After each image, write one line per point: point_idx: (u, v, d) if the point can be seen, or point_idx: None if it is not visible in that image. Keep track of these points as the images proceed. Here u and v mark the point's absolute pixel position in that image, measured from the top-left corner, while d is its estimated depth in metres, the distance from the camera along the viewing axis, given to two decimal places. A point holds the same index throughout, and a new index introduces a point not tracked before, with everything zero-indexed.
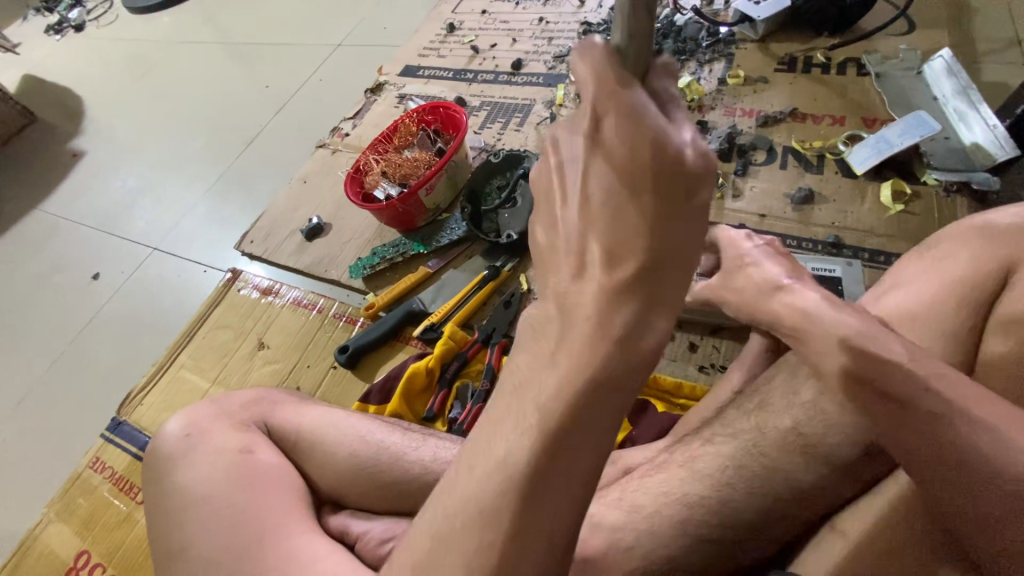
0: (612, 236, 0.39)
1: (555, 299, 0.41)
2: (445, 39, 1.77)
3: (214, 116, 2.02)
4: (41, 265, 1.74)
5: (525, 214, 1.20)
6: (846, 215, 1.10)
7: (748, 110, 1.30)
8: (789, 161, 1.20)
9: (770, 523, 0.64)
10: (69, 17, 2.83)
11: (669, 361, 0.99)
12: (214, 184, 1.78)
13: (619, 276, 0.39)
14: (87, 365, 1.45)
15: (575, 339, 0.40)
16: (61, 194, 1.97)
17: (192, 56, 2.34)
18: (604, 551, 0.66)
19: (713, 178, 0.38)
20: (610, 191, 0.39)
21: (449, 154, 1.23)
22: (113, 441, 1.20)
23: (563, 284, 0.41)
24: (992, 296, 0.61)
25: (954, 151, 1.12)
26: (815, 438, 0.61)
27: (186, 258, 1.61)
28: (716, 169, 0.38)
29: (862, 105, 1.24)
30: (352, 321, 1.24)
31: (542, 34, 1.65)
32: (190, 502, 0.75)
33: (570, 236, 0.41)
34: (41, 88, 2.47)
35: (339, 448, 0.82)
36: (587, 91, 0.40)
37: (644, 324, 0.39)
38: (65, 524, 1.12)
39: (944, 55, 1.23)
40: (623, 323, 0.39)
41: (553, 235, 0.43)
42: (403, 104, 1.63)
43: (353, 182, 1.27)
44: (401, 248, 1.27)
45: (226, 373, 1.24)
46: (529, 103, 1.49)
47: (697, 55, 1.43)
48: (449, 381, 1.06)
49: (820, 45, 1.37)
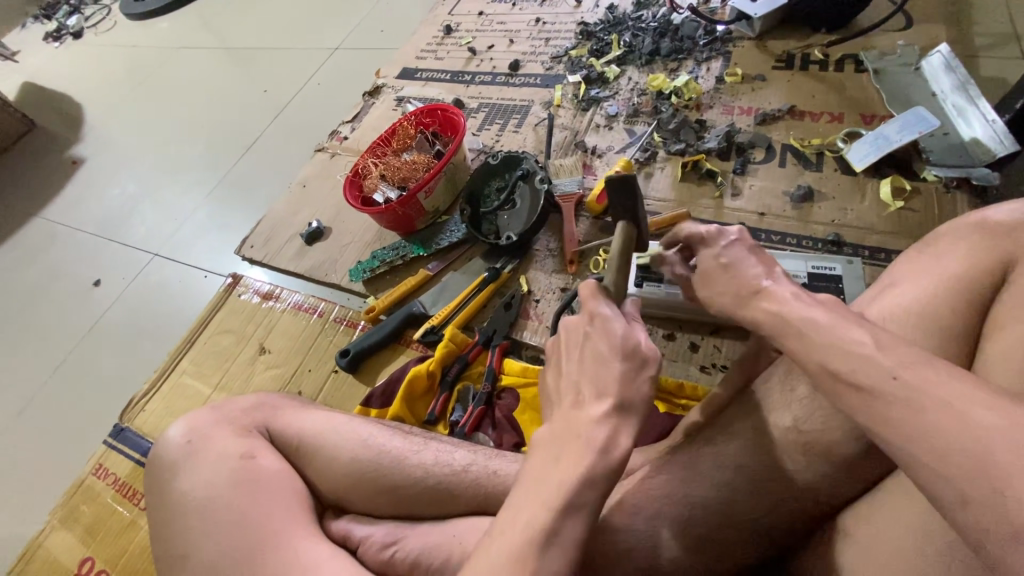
0: (594, 384, 0.55)
1: (554, 421, 0.55)
2: (442, 41, 1.77)
3: (213, 120, 2.02)
4: (42, 272, 1.75)
5: (524, 215, 1.20)
6: (846, 212, 1.10)
7: (746, 108, 1.30)
8: (787, 159, 1.20)
9: (773, 522, 0.63)
10: (68, 24, 2.84)
11: (670, 361, 0.99)
12: (213, 189, 1.79)
13: (601, 408, 0.53)
14: (89, 372, 1.45)
15: (569, 445, 0.52)
16: (61, 200, 1.97)
17: (190, 61, 2.34)
18: (607, 553, 0.66)
19: (657, 363, 0.56)
20: (592, 358, 0.57)
21: (447, 157, 1.23)
22: (116, 447, 1.20)
23: (561, 413, 0.55)
24: (992, 293, 0.61)
25: (953, 147, 1.11)
26: (816, 436, 0.61)
27: (186, 263, 1.61)
28: (660, 360, 0.56)
29: (860, 102, 1.24)
30: (352, 324, 1.24)
31: (539, 34, 1.65)
32: (193, 507, 0.75)
33: (567, 375, 0.58)
34: (40, 95, 2.47)
35: (341, 452, 0.82)
36: (585, 296, 0.62)
37: (617, 440, 0.52)
38: (69, 531, 1.12)
39: (942, 50, 1.22)
40: (603, 436, 0.52)
41: (555, 385, 0.60)
42: (401, 106, 1.63)
43: (352, 185, 1.27)
44: (401, 251, 1.27)
45: (228, 379, 1.24)
46: (527, 104, 1.49)
47: (694, 54, 1.43)
48: (450, 383, 1.06)
49: (817, 42, 1.36)
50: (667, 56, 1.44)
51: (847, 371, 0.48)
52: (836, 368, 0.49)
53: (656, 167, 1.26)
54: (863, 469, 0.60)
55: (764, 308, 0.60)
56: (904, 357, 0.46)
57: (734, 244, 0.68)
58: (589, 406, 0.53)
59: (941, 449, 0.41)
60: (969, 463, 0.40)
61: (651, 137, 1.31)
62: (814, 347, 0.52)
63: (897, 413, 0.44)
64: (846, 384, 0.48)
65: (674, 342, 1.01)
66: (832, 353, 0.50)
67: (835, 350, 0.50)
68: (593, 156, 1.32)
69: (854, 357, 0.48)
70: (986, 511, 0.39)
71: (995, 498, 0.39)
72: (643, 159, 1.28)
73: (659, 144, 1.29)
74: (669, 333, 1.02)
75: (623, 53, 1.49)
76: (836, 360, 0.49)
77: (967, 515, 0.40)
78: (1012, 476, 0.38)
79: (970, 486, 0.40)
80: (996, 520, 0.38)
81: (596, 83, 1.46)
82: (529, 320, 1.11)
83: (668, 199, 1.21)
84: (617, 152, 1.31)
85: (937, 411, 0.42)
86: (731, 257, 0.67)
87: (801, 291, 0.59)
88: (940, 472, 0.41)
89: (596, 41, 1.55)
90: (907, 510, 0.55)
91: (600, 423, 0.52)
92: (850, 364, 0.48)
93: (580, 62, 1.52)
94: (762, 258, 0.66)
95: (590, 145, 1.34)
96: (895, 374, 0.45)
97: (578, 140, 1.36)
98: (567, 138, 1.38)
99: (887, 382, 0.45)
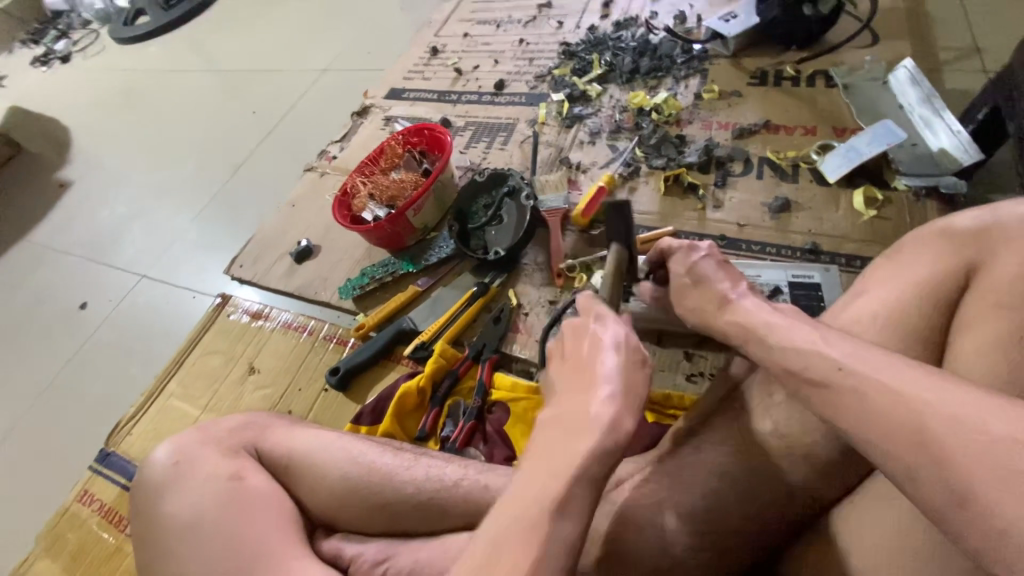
0: (597, 372, 0.57)
1: (560, 407, 0.57)
2: (429, 62, 1.81)
3: (202, 141, 2.04)
4: (28, 295, 1.73)
5: (511, 230, 1.21)
6: (822, 222, 1.14)
7: (723, 123, 1.35)
8: (765, 171, 1.24)
9: (761, 528, 0.64)
10: (56, 49, 2.86)
11: (657, 372, 1.01)
12: (202, 209, 1.79)
13: (604, 394, 0.55)
14: (75, 396, 1.43)
15: (574, 428, 0.53)
16: (47, 224, 1.96)
17: (180, 83, 2.37)
18: (597, 561, 0.66)
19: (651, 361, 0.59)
20: (596, 351, 0.59)
21: (435, 174, 1.25)
22: (101, 472, 1.18)
23: (565, 399, 0.57)
24: (957, 297, 0.64)
25: (921, 156, 1.16)
26: (796, 442, 0.63)
27: (175, 284, 1.61)
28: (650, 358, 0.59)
29: (832, 115, 1.29)
30: (342, 342, 1.24)
31: (523, 54, 1.70)
32: (179, 531, 0.74)
33: (567, 382, 0.59)
34: (27, 119, 2.48)
35: (330, 473, 0.82)
36: (582, 305, 0.67)
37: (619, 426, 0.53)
38: (53, 561, 1.10)
39: (907, 65, 1.29)
40: (606, 417, 0.53)
41: (556, 380, 0.61)
42: (389, 126, 1.66)
43: (340, 204, 1.29)
44: (390, 267, 1.28)
45: (217, 399, 1.23)
46: (512, 122, 1.53)
47: (673, 71, 1.48)
48: (441, 398, 1.07)
49: (789, 59, 1.42)
50: (647, 74, 1.49)
51: (803, 370, 0.54)
52: (793, 368, 0.55)
53: (639, 181, 1.30)
54: (840, 472, 0.62)
55: (732, 320, 0.66)
56: (853, 354, 0.51)
57: (704, 258, 0.75)
58: (594, 391, 0.56)
59: (891, 431, 0.45)
60: (912, 443, 0.44)
61: (634, 152, 1.35)
62: (774, 354, 0.58)
63: (845, 400, 0.49)
64: (805, 382, 0.53)
65: (659, 352, 1.03)
66: (790, 356, 0.56)
67: (794, 351, 0.56)
68: (577, 171, 1.36)
69: (808, 355, 0.54)
70: (935, 486, 0.42)
71: (951, 479, 0.41)
72: (626, 174, 1.31)
73: (642, 158, 1.33)
74: (656, 345, 1.04)
75: (604, 71, 1.54)
76: (794, 362, 0.55)
77: (918, 487, 0.43)
78: (958, 457, 0.41)
79: (922, 468, 0.43)
80: (944, 496, 0.42)
81: (579, 100, 1.50)
82: (518, 333, 1.13)
83: (651, 212, 1.24)
84: (601, 168, 1.35)
85: (889, 397, 0.46)
86: (701, 272, 0.74)
87: (761, 304, 0.66)
88: (904, 459, 0.44)
89: (578, 60, 1.60)
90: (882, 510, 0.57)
91: (605, 403, 0.54)
92: (804, 364, 0.54)
93: (563, 81, 1.56)
94: (729, 272, 0.73)
95: (575, 160, 1.38)
96: (840, 366, 0.51)
97: (563, 155, 1.40)
98: (552, 154, 1.41)
99: (834, 374, 0.51)
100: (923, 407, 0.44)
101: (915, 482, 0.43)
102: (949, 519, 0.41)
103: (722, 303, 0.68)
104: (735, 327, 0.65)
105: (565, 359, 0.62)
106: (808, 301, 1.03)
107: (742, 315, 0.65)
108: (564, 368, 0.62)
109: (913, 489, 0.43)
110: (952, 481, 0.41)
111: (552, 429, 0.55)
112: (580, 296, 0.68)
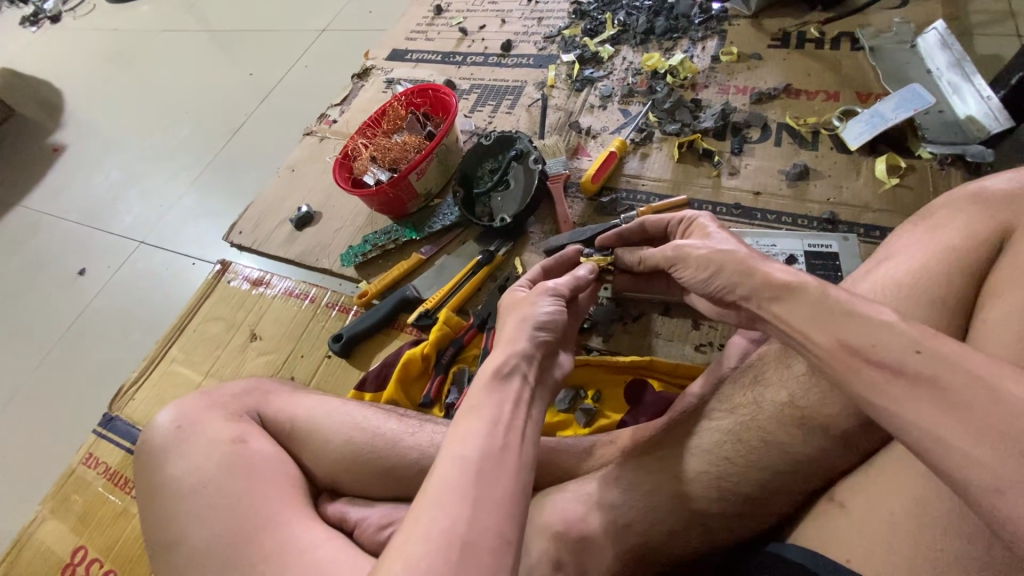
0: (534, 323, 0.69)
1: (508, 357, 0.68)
2: (433, 21, 1.72)
3: (198, 105, 1.97)
4: (27, 261, 1.70)
5: (518, 196, 1.17)
6: (841, 190, 1.10)
7: (741, 87, 1.28)
8: (783, 138, 1.19)
9: (772, 494, 0.63)
10: (45, 7, 2.74)
11: (666, 342, 0.99)
12: (199, 175, 1.74)
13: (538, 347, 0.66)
14: (78, 361, 1.43)
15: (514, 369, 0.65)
16: (43, 188, 1.92)
17: (174, 44, 2.27)
18: (603, 528, 0.66)
19: None
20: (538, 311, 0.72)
21: (439, 137, 1.20)
22: (106, 436, 1.18)
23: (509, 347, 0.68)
24: (988, 265, 0.61)
25: (948, 124, 1.10)
26: (813, 411, 0.60)
27: (174, 251, 1.58)
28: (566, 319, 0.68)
29: (856, 80, 1.23)
30: (345, 310, 1.22)
31: (532, 14, 1.61)
32: (183, 493, 0.74)
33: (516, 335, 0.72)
34: (17, 81, 2.39)
35: (334, 437, 0.81)
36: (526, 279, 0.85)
37: None
38: (60, 521, 1.11)
39: (938, 27, 1.21)
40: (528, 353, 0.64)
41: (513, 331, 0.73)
42: (391, 88, 1.59)
43: (341, 167, 1.24)
44: (393, 234, 1.25)
45: (219, 366, 1.22)
46: (519, 85, 1.47)
47: (689, 33, 1.41)
48: (445, 366, 1.05)
49: (814, 20, 1.35)
50: (662, 35, 1.42)
51: (870, 348, 0.47)
52: (857, 322, 0.49)
53: (652, 148, 1.25)
54: (859, 442, 0.59)
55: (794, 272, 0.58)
56: (920, 330, 0.46)
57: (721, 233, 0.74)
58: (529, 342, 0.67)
59: (919, 402, 0.44)
60: (940, 405, 0.43)
61: (646, 117, 1.29)
62: (829, 322, 0.51)
63: (875, 368, 0.47)
64: (865, 359, 0.48)
65: (668, 322, 1.01)
66: (841, 307, 0.51)
67: (852, 323, 0.50)
68: (587, 137, 1.30)
69: (877, 331, 0.48)
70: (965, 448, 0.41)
71: (978, 449, 0.41)
72: (638, 140, 1.26)
73: (655, 124, 1.28)
74: (665, 314, 1.02)
75: (617, 32, 1.47)
76: (858, 337, 0.49)
77: (948, 452, 0.42)
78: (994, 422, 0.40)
79: (956, 434, 0.42)
80: (977, 454, 0.41)
81: (590, 62, 1.44)
82: None
83: (664, 179, 1.20)
84: (612, 133, 1.29)
85: (923, 365, 0.44)
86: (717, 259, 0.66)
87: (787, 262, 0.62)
88: (933, 429, 0.43)
89: (590, 20, 1.52)
90: (901, 481, 0.55)
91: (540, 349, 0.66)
92: (872, 339, 0.47)
93: (573, 42, 1.49)
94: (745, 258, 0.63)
95: (585, 126, 1.32)
96: (917, 347, 0.45)
97: (572, 120, 1.34)
98: (561, 119, 1.36)
99: (910, 357, 0.45)
100: (952, 370, 0.43)
101: (937, 452, 0.42)
102: (971, 489, 0.41)
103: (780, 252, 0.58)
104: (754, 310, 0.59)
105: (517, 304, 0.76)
106: (825, 272, 1.00)
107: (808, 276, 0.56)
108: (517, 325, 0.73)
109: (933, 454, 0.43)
110: (978, 452, 0.41)
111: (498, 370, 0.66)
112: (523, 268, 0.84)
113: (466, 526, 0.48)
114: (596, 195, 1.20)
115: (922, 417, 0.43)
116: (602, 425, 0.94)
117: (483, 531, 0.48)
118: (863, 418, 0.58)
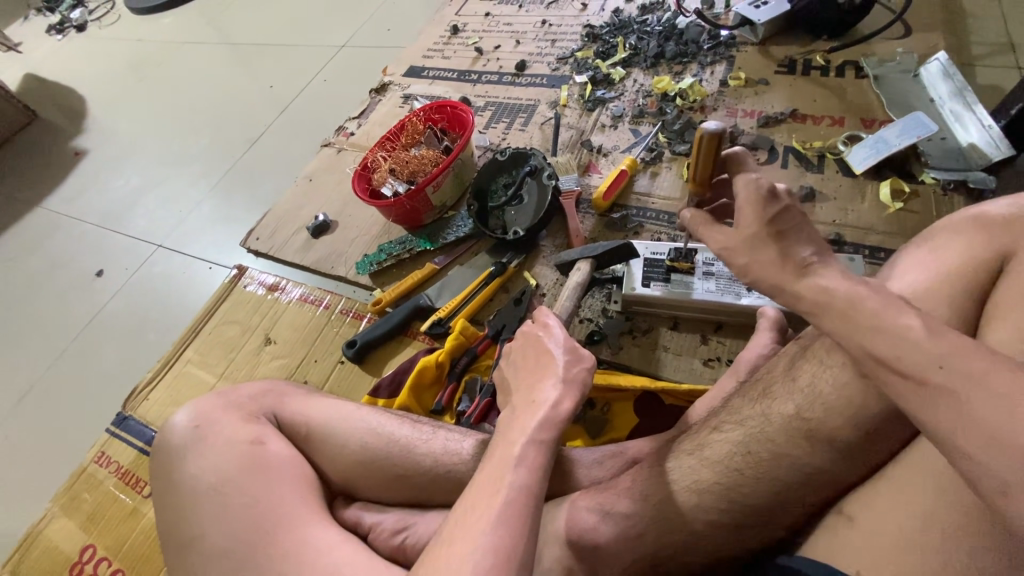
0: (547, 372, 0.76)
1: (518, 398, 0.75)
2: (450, 40, 1.78)
3: (219, 114, 2.03)
4: (46, 261, 1.74)
5: (530, 210, 1.20)
6: (846, 213, 1.12)
7: (749, 111, 1.33)
8: (790, 161, 1.22)
9: (779, 504, 0.64)
10: (71, 17, 2.83)
11: (675, 355, 1.01)
12: (218, 182, 1.79)
13: (552, 391, 0.73)
14: (92, 361, 1.45)
15: (527, 408, 0.72)
16: (64, 190, 1.97)
17: (196, 56, 2.35)
18: (614, 537, 0.68)
19: (589, 360, 0.78)
20: (547, 353, 0.79)
21: (455, 152, 1.25)
22: (119, 435, 1.20)
23: (521, 390, 0.76)
24: (989, 285, 0.61)
25: (951, 151, 1.14)
26: (819, 423, 0.61)
27: (191, 255, 1.61)
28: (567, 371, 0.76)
29: (861, 107, 1.27)
30: (359, 316, 1.25)
31: (545, 36, 1.67)
32: (202, 491, 0.75)
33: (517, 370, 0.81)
34: (42, 87, 2.47)
35: (349, 443, 0.83)
36: (538, 318, 0.87)
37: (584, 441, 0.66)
38: (70, 519, 1.12)
39: (939, 58, 1.26)
40: (543, 397, 0.73)
41: (513, 373, 0.82)
42: (408, 104, 1.65)
43: (360, 178, 1.28)
44: (408, 244, 1.28)
45: (232, 369, 1.25)
46: (533, 104, 1.51)
47: (698, 58, 1.46)
48: (458, 374, 1.07)
49: (819, 48, 1.39)
50: (672, 59, 1.47)
51: (893, 357, 0.48)
52: None
53: (662, 166, 1.28)
54: (865, 454, 0.61)
55: (812, 282, 0.57)
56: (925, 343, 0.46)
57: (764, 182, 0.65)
58: (546, 389, 0.73)
59: (936, 412, 0.44)
60: (952, 414, 0.43)
61: (656, 137, 1.33)
62: (856, 330, 0.51)
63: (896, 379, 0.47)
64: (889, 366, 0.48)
65: (676, 336, 1.03)
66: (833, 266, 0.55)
67: (882, 329, 0.49)
68: (598, 155, 1.34)
69: (904, 340, 0.47)
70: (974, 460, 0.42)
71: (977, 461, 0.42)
72: (648, 159, 1.30)
73: (664, 144, 1.32)
74: (672, 329, 1.04)
75: (629, 55, 1.52)
76: (885, 343, 0.49)
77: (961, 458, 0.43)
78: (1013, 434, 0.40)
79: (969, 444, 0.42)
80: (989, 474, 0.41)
81: (602, 84, 1.49)
82: None
83: (673, 197, 1.23)
84: (622, 152, 1.33)
85: (948, 379, 0.44)
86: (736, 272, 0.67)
87: None
88: (943, 437, 0.44)
89: (601, 43, 1.58)
90: (906, 497, 0.56)
91: (551, 389, 0.73)
92: (901, 349, 0.47)
93: (586, 63, 1.54)
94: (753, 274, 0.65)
95: (596, 144, 1.37)
96: (942, 362, 0.45)
97: (584, 139, 1.38)
98: (574, 137, 1.40)
99: (934, 371, 0.45)
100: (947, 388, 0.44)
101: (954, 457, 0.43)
102: (984, 492, 0.42)
103: (801, 264, 0.59)
104: (814, 289, 0.56)
105: (524, 348, 0.84)
106: None
107: (828, 277, 0.56)
108: (524, 365, 0.81)
109: (958, 465, 0.43)
110: (994, 461, 0.41)
111: (514, 409, 0.73)
112: (538, 308, 0.89)
113: (495, 544, 0.57)
114: (608, 210, 1.24)
115: (936, 420, 0.44)
116: (611, 436, 0.96)
117: (495, 546, 0.56)
118: (868, 431, 0.59)
